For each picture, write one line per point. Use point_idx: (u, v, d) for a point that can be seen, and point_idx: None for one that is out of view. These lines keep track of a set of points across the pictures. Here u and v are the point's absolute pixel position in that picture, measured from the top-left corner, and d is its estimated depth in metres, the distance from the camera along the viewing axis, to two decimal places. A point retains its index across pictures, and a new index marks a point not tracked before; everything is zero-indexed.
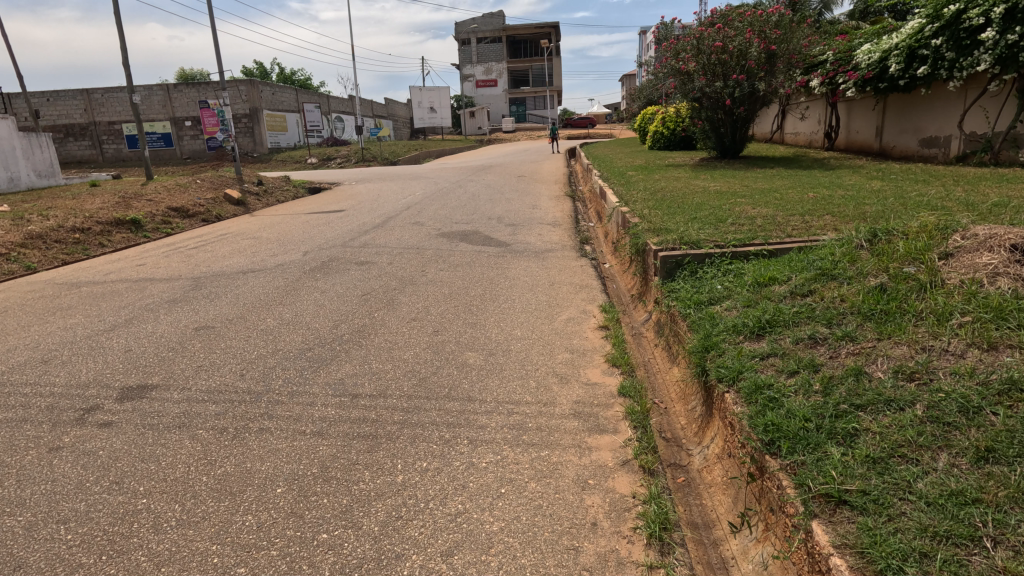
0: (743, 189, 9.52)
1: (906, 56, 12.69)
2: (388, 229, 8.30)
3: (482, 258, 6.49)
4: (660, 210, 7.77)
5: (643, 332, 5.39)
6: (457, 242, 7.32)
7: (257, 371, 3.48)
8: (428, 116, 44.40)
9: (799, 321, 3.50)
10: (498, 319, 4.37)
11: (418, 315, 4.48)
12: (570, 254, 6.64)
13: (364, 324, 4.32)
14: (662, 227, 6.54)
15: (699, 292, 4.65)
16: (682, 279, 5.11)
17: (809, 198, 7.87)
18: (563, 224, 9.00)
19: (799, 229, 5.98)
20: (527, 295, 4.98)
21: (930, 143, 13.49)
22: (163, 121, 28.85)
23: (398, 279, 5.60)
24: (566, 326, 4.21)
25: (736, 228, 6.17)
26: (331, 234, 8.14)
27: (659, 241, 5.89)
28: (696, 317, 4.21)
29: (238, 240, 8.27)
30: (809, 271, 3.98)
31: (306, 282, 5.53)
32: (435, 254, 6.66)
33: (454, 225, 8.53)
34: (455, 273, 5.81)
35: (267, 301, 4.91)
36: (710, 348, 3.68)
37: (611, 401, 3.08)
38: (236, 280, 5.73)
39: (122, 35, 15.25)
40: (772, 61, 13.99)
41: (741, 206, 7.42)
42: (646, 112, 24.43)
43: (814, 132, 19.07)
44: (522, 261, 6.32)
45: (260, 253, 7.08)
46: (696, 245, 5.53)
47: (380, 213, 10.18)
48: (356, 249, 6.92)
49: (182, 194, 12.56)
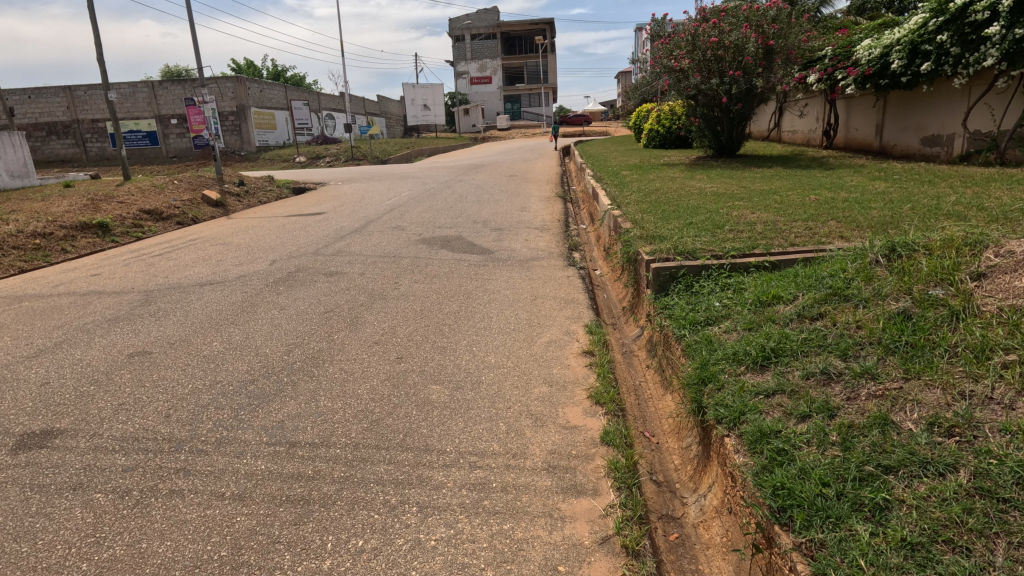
0: (741, 191, 9.09)
1: (909, 51, 12.32)
2: (365, 234, 7.82)
3: (462, 268, 6.03)
4: (653, 214, 7.33)
5: (634, 351, 4.96)
6: (437, 250, 6.86)
7: (185, 410, 3.00)
8: (421, 115, 43.82)
9: (808, 350, 3.06)
10: (471, 343, 3.91)
11: (382, 338, 4.02)
12: (557, 262, 6.20)
13: (320, 348, 3.86)
14: (655, 234, 6.11)
15: (695, 310, 4.22)
16: (676, 293, 4.67)
17: (810, 202, 7.47)
18: (552, 228, 8.55)
19: (802, 237, 5.56)
20: (506, 313, 4.52)
21: (932, 141, 13.14)
22: (148, 119, 28.24)
23: (367, 293, 5.14)
24: (546, 350, 3.76)
25: (735, 236, 5.75)
26: (304, 239, 7.67)
27: (652, 250, 5.45)
28: (691, 341, 3.76)
29: (206, 247, 7.79)
30: (819, 290, 3.55)
31: (267, 297, 5.07)
32: (412, 263, 6.21)
33: (436, 230, 8.07)
34: (430, 285, 5.36)
35: (218, 320, 4.44)
36: (708, 380, 3.23)
37: (591, 450, 2.64)
38: (192, 293, 5.26)
39: (96, 30, 14.72)
40: (770, 57, 13.58)
41: (740, 211, 7.00)
42: (641, 110, 23.97)
43: (812, 130, 18.68)
44: (505, 271, 5.86)
45: (225, 262, 6.60)
46: (692, 256, 5.10)
47: (361, 216, 9.69)
48: (328, 258, 6.46)
49: (157, 196, 12.05)
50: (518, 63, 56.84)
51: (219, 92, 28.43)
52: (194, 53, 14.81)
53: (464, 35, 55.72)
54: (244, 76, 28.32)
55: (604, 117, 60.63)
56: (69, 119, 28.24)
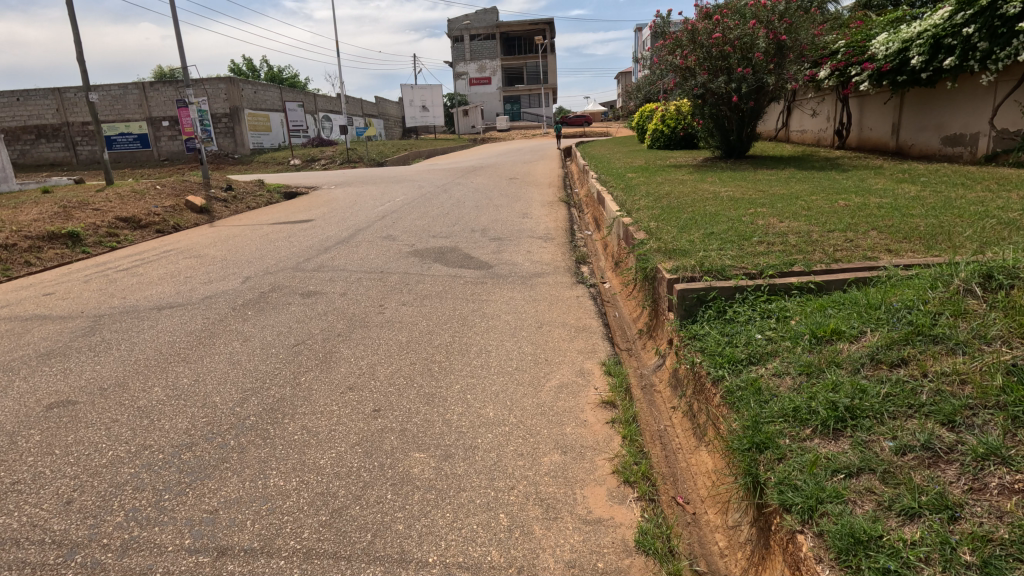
0: (759, 195, 8.46)
1: (931, 46, 11.71)
2: (353, 246, 7.15)
3: (458, 286, 5.35)
4: (669, 223, 6.68)
5: (656, 386, 4.30)
6: (430, 264, 6.17)
7: (93, 496, 2.32)
8: (420, 116, 43.23)
9: (897, 411, 2.39)
10: (464, 388, 3.22)
11: (358, 381, 3.34)
12: (564, 279, 5.53)
13: (280, 396, 3.18)
14: (675, 246, 5.44)
15: (733, 343, 3.54)
16: (706, 321, 3.99)
17: (841, 208, 6.81)
18: (557, 237, 7.88)
19: (843, 250, 4.91)
20: (507, 345, 3.83)
21: (954, 141, 12.50)
22: (139, 121, 27.58)
23: (347, 319, 4.47)
24: (556, 399, 3.08)
25: (766, 250, 5.09)
26: (285, 252, 6.99)
27: (674, 266, 4.79)
28: (733, 388, 3.08)
29: (178, 260, 7.10)
30: (895, 328, 2.88)
31: (231, 323, 4.38)
32: (401, 280, 5.54)
33: (431, 241, 7.40)
34: (421, 308, 4.68)
35: (169, 356, 3.77)
36: (763, 445, 2.54)
37: (624, 561, 1.98)
38: (146, 319, 4.58)
39: (76, 29, 14.10)
40: (781, 53, 12.90)
41: (766, 219, 6.35)
42: (645, 109, 23.29)
43: (822, 129, 18.04)
44: (506, 289, 5.19)
45: (193, 278, 5.92)
46: (722, 275, 4.43)
47: (351, 224, 9.04)
48: (309, 274, 5.79)
49: (136, 202, 11.39)
50: (517, 64, 56.24)
51: (212, 94, 27.77)
52: (179, 52, 14.13)
53: (463, 36, 55.14)
54: (236, 77, 27.66)
55: (606, 118, 59.99)
56: (59, 121, 27.60)
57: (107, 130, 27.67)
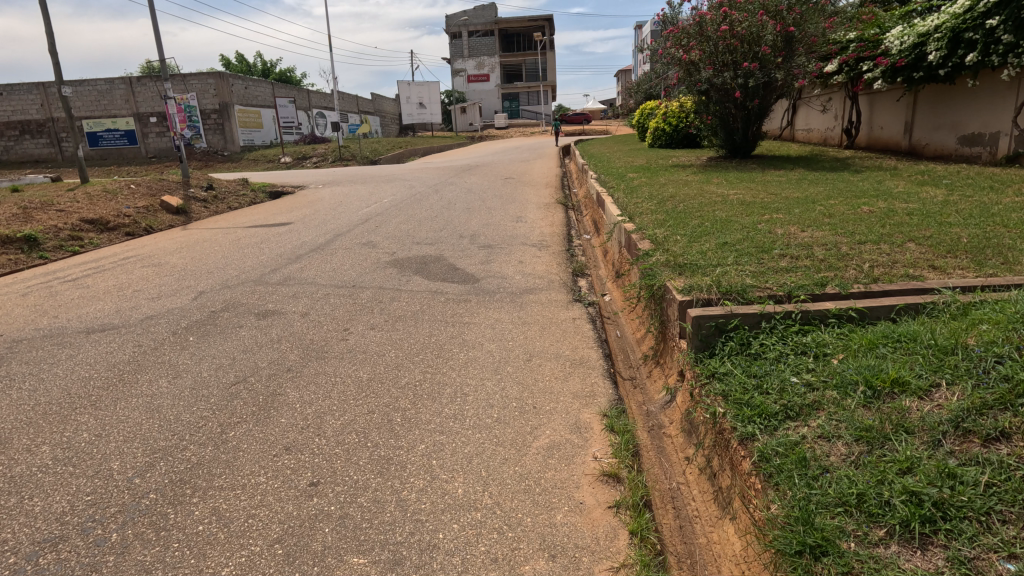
0: (772, 198, 7.82)
1: (949, 40, 11.12)
2: (327, 255, 6.48)
3: (438, 304, 4.68)
4: (676, 231, 6.04)
5: (666, 429, 3.66)
6: (409, 277, 5.51)
7: None
8: (417, 112, 42.51)
9: (1011, 514, 1.78)
10: (430, 451, 2.57)
11: (299, 439, 2.68)
12: (558, 295, 4.88)
13: (196, 461, 2.52)
14: (686, 260, 4.78)
15: (761, 388, 2.89)
16: (727, 355, 3.34)
17: (865, 214, 6.17)
18: (553, 244, 7.24)
19: (880, 266, 4.27)
20: (487, 386, 3.17)
21: (971, 141, 11.87)
22: (126, 117, 26.85)
23: (303, 347, 3.82)
24: (545, 468, 2.44)
25: (791, 265, 4.46)
26: (251, 261, 6.33)
27: (685, 285, 4.14)
28: (769, 453, 2.43)
29: (135, 270, 6.43)
30: (984, 388, 2.28)
31: (165, 353, 3.70)
32: (374, 296, 4.89)
33: (414, 248, 6.74)
34: (392, 334, 4.02)
35: (74, 398, 3.11)
36: (820, 549, 1.90)
37: None
38: (70, 345, 3.93)
39: (46, 19, 13.37)
40: (790, 47, 12.22)
41: (785, 227, 5.71)
42: (646, 106, 22.57)
43: (829, 128, 17.39)
44: (492, 309, 4.51)
45: (142, 293, 5.26)
46: (743, 297, 3.78)
47: (331, 228, 8.39)
48: (271, 289, 5.12)
49: (105, 203, 10.70)
50: (516, 60, 55.47)
51: (200, 89, 27.04)
52: (156, 43, 13.41)
53: (461, 31, 54.29)
54: (226, 72, 26.92)
55: (605, 115, 59.31)
56: (43, 117, 26.88)
57: (93, 126, 26.93)
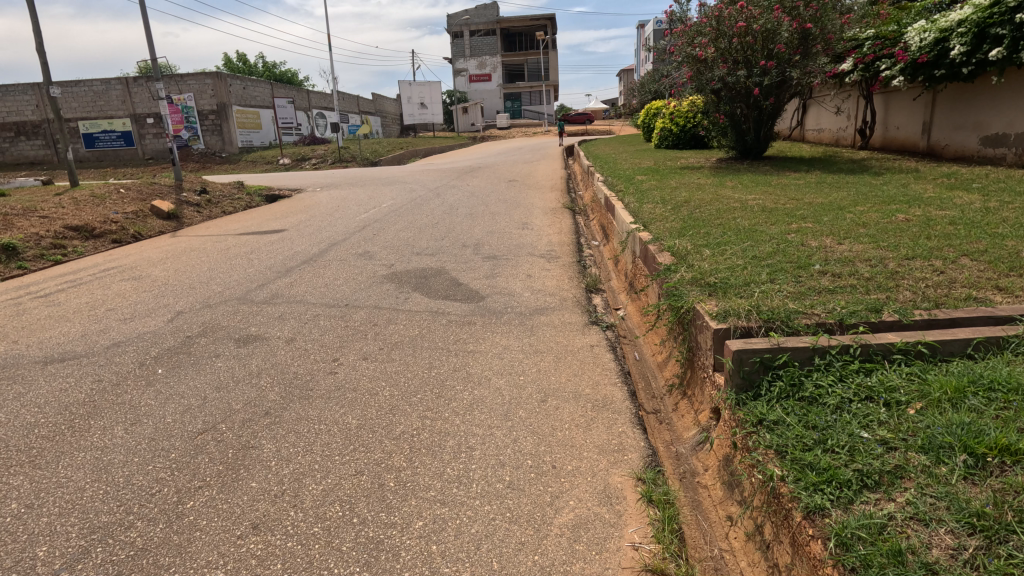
0: (794, 204, 7.35)
1: (974, 36, 10.64)
2: (320, 267, 6.02)
3: (439, 328, 4.21)
4: (698, 242, 5.57)
5: (700, 478, 3.19)
6: (408, 294, 5.04)
7: None
8: (418, 113, 42.10)
9: None
10: (430, 531, 2.11)
11: (270, 512, 2.22)
12: (572, 316, 4.42)
13: (141, 546, 2.05)
14: (715, 278, 4.31)
15: (826, 444, 2.42)
16: (777, 397, 2.86)
17: (901, 223, 5.69)
18: (562, 254, 6.79)
19: (938, 285, 3.79)
20: (496, 438, 2.70)
21: (994, 142, 11.36)
22: (122, 118, 26.45)
23: (287, 381, 3.36)
24: (573, 558, 1.98)
25: (834, 284, 3.99)
26: (238, 275, 5.89)
27: (720, 309, 3.66)
28: (851, 537, 1.97)
29: (113, 283, 5.97)
30: None
31: (127, 392, 3.24)
32: (369, 318, 4.43)
33: (414, 260, 6.28)
34: (388, 365, 3.55)
35: (11, 453, 2.64)
36: None
37: None
38: (22, 378, 3.47)
39: (33, 17, 12.91)
40: (807, 43, 11.73)
41: (817, 238, 5.23)
42: (652, 106, 22.08)
43: (842, 128, 16.88)
44: (500, 334, 4.04)
45: (116, 313, 4.81)
46: (788, 325, 3.31)
47: (326, 236, 7.93)
48: (255, 310, 4.65)
49: (92, 208, 10.26)
50: (518, 60, 55.08)
51: (198, 89, 26.59)
52: (147, 41, 12.95)
53: (463, 31, 53.94)
54: (224, 72, 26.49)
55: (607, 115, 58.85)
56: (39, 118, 26.46)
57: (89, 127, 26.52)
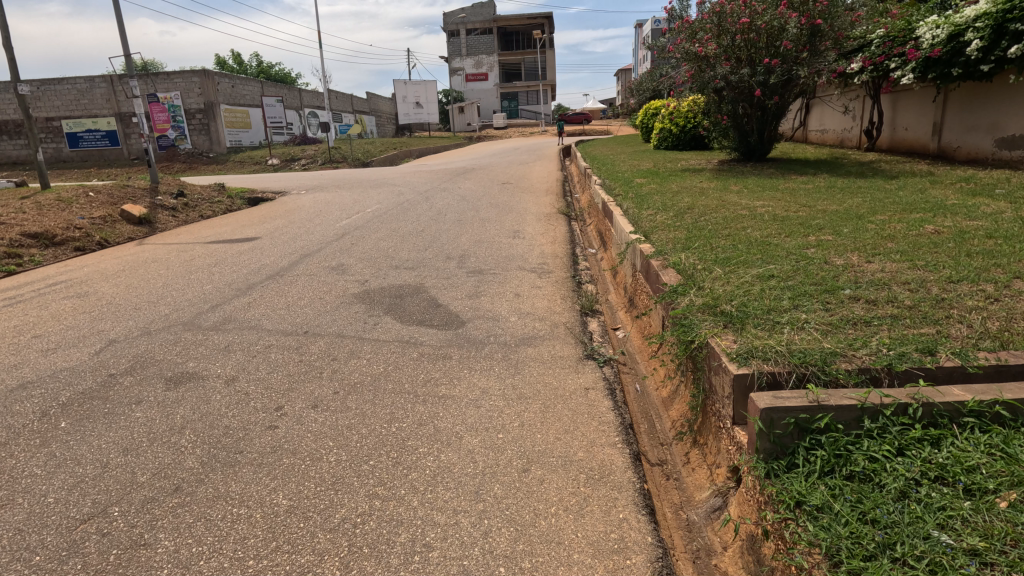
0: (808, 213, 6.78)
1: (992, 31, 10.09)
2: (285, 284, 5.41)
3: (408, 363, 3.59)
4: (707, 258, 5.00)
5: (718, 560, 2.59)
6: (378, 318, 4.43)
7: None
8: (413, 112, 41.52)
9: None
10: None
11: None
12: (565, 347, 3.83)
13: None
14: (731, 304, 3.72)
15: (894, 553, 1.86)
16: (819, 470, 2.27)
17: (932, 236, 5.11)
18: (556, 268, 6.21)
19: (996, 316, 3.21)
20: (461, 532, 2.10)
21: (1010, 144, 10.81)
22: (107, 117, 25.80)
23: (213, 440, 2.74)
24: None
25: (870, 314, 3.41)
26: (193, 293, 5.27)
27: (740, 346, 3.07)
28: None
29: (53, 302, 5.34)
30: None
31: (12, 456, 2.62)
32: (330, 350, 3.83)
33: (391, 275, 5.67)
34: (341, 418, 2.95)
35: None
36: None
37: None
38: None
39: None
40: (815, 41, 11.15)
41: (842, 254, 4.65)
42: (651, 106, 21.51)
43: (847, 129, 16.34)
44: (478, 373, 3.43)
45: (42, 341, 4.19)
46: (825, 372, 2.72)
47: (300, 246, 7.31)
48: (199, 339, 4.04)
49: (56, 213, 9.63)
50: (515, 59, 54.57)
51: (185, 87, 25.85)
52: (120, 35, 12.29)
53: (459, 31, 53.44)
54: (212, 70, 25.81)
55: (605, 115, 58.26)
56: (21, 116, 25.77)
57: (73, 127, 25.85)
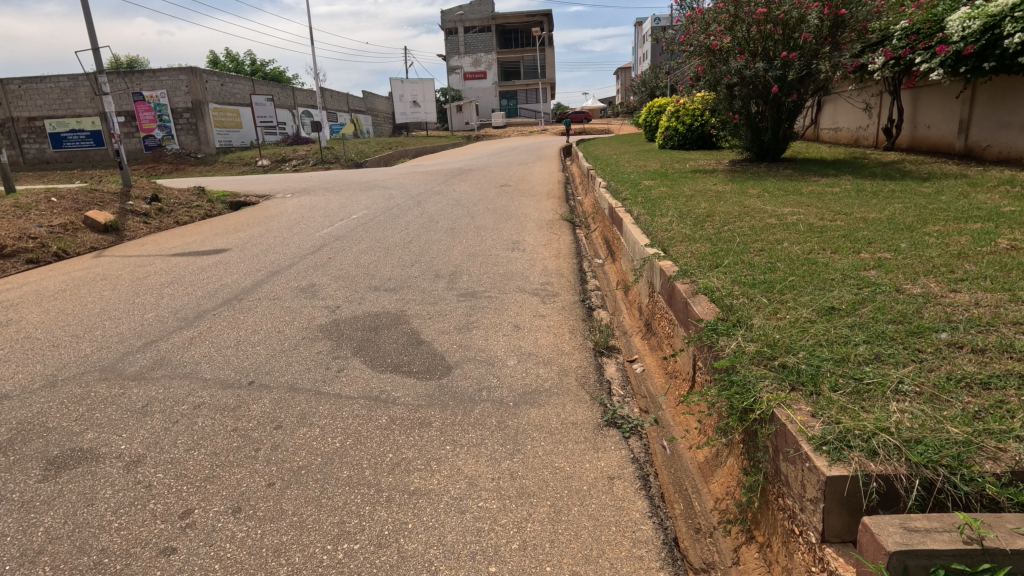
0: (848, 222, 5.93)
1: None
2: (242, 312, 4.55)
3: (374, 434, 2.73)
4: (745, 281, 4.13)
5: None
6: (345, 361, 3.58)
7: None
8: (410, 111, 40.60)
9: None
10: None
11: None
12: (576, 407, 2.98)
13: None
14: (793, 353, 2.87)
15: None
16: None
17: (1012, 254, 4.27)
18: (562, 288, 5.36)
19: None
20: None
21: None
22: (91, 117, 24.94)
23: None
24: None
25: (987, 372, 2.54)
26: (129, 324, 4.41)
27: (824, 426, 2.21)
28: None
29: None
30: None
31: None
32: (274, 411, 2.96)
33: (368, 299, 4.82)
34: (271, 535, 2.09)
35: None
36: None
37: None
38: None
39: None
40: (838, 32, 10.30)
41: (913, 280, 3.80)
42: (655, 104, 20.64)
43: (864, 127, 15.49)
44: (465, 452, 2.57)
45: None
46: (966, 480, 1.87)
47: (270, 260, 6.45)
48: (112, 395, 3.17)
49: (10, 222, 8.76)
50: (514, 57, 53.64)
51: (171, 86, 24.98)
52: (87, 28, 11.39)
53: (457, 28, 52.47)
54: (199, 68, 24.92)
55: (605, 113, 57.48)
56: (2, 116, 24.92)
57: (57, 126, 24.99)
